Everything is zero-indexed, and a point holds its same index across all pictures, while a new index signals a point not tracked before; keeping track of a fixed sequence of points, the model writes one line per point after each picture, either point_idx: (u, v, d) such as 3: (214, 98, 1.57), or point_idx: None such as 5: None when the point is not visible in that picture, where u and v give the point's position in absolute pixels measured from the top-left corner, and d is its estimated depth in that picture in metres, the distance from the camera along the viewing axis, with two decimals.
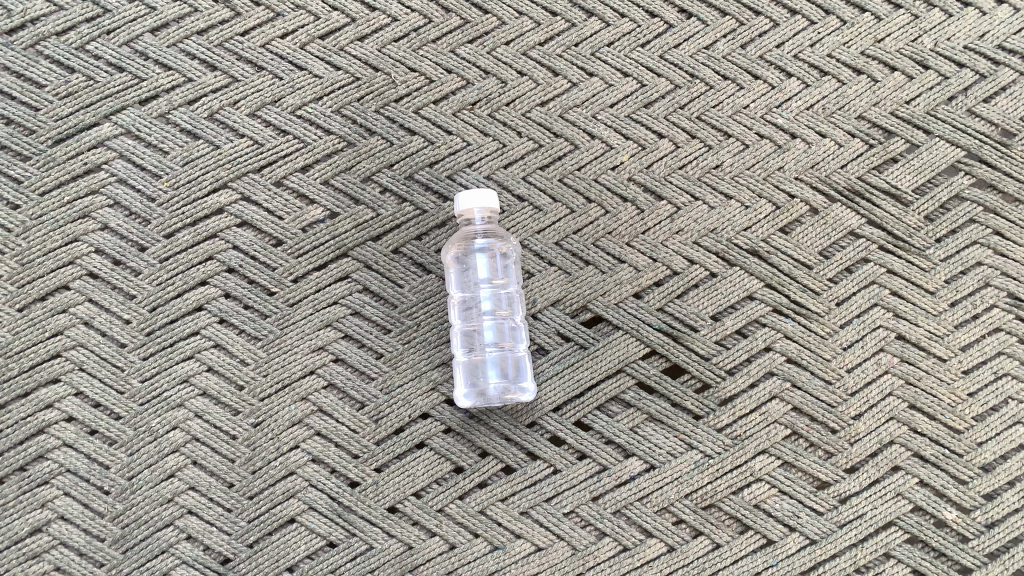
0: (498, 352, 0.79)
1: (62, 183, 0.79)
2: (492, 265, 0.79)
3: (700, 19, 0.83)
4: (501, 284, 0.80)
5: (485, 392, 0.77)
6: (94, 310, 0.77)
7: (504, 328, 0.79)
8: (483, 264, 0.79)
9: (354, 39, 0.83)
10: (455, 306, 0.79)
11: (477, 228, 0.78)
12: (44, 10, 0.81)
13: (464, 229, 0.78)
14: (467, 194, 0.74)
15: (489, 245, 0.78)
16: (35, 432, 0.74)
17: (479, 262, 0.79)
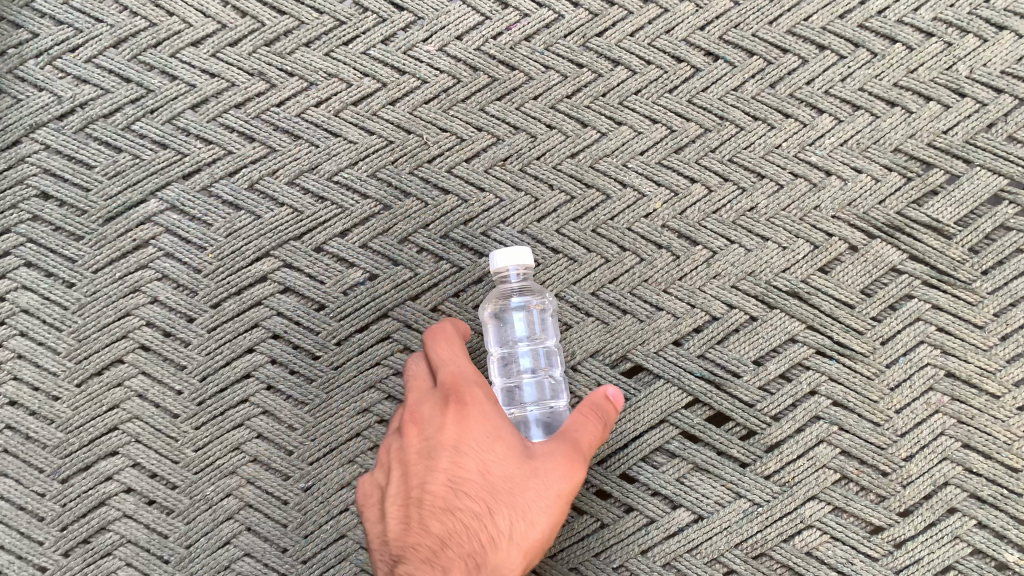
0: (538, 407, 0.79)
1: (114, 260, 0.83)
2: (530, 322, 0.79)
3: (728, 61, 0.83)
4: (540, 339, 0.79)
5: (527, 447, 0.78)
6: (147, 382, 0.81)
7: (544, 383, 0.79)
8: (521, 321, 0.79)
9: (386, 103, 0.84)
10: (494, 363, 0.80)
11: (512, 287, 0.78)
12: (91, 95, 0.85)
13: (500, 288, 0.79)
14: (504, 253, 0.72)
15: (526, 302, 0.78)
16: (97, 504, 0.79)
17: (516, 319, 0.79)
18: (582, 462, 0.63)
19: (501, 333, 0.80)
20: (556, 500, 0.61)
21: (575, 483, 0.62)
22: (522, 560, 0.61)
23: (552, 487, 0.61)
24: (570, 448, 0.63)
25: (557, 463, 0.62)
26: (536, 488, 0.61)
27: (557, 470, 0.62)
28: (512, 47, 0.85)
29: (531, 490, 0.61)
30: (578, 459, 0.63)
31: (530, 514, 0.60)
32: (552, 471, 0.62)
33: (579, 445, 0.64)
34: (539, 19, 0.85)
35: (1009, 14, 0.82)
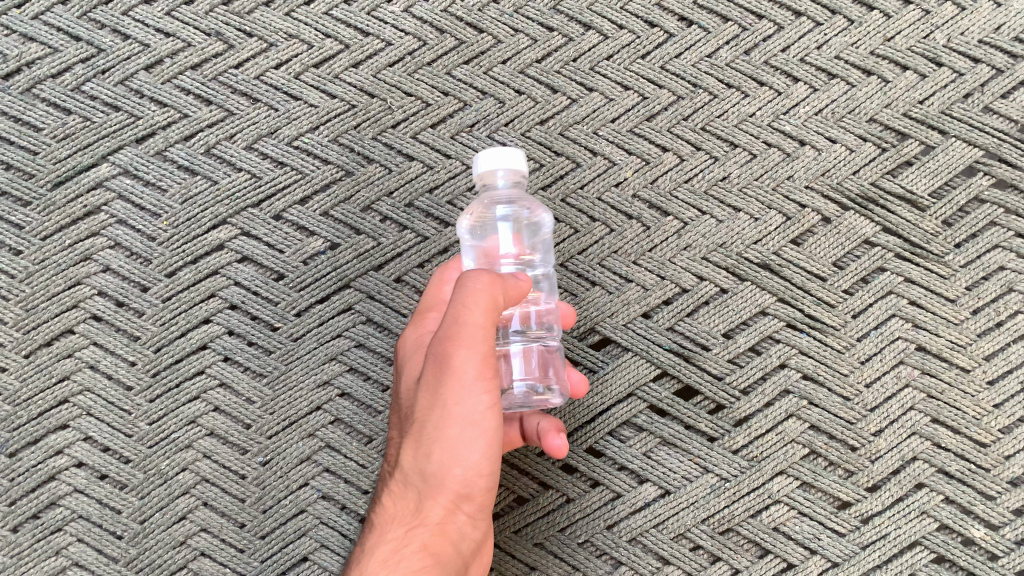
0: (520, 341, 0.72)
1: (63, 227, 0.80)
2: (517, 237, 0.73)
3: (702, 27, 0.81)
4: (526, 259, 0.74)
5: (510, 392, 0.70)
6: (100, 353, 0.78)
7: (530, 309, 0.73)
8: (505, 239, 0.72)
9: (349, 66, 0.81)
10: None
11: (499, 195, 0.71)
12: (38, 53, 0.81)
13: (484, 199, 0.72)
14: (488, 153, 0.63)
15: (514, 212, 0.72)
16: (47, 479, 0.76)
17: (501, 230, 0.72)
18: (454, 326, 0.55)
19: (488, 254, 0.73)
20: (443, 380, 0.55)
21: (455, 354, 0.55)
22: (457, 463, 0.57)
23: (445, 379, 0.55)
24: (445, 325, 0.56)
25: (439, 345, 0.56)
26: (428, 383, 0.57)
27: (439, 350, 0.56)
28: (480, 9, 0.82)
29: (428, 381, 0.57)
30: (455, 330, 0.55)
31: (432, 414, 0.56)
32: (438, 352, 0.56)
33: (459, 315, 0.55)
34: None
35: None
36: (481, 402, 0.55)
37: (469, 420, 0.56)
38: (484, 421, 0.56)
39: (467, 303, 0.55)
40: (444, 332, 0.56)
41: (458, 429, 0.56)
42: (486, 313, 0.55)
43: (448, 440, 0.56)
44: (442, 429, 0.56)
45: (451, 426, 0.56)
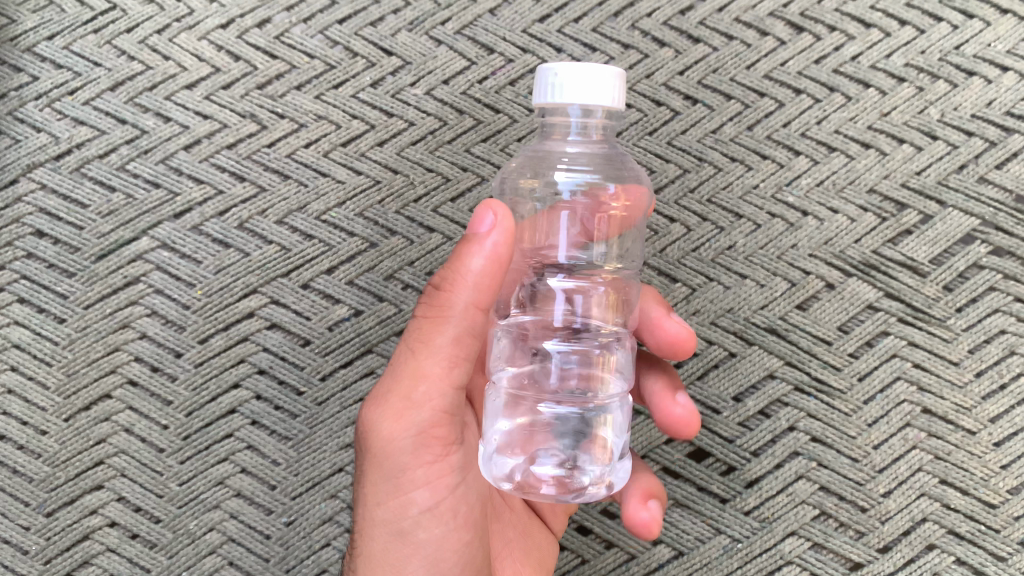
0: (561, 376, 0.65)
1: (105, 296, 0.85)
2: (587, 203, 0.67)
3: (706, 105, 0.85)
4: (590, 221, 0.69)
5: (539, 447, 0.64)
6: (135, 417, 0.82)
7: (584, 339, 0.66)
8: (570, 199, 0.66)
9: (374, 144, 0.86)
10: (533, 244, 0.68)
11: (571, 144, 0.66)
12: (87, 136, 0.87)
13: (552, 142, 0.66)
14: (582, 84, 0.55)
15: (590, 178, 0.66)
16: (81, 537, 0.80)
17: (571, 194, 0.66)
18: (423, 345, 0.59)
19: (537, 202, 0.67)
20: (380, 463, 0.61)
21: (388, 435, 0.60)
22: (393, 552, 0.61)
23: (379, 464, 0.61)
24: (392, 384, 0.61)
25: (378, 424, 0.61)
26: (366, 460, 0.62)
27: (372, 426, 0.61)
28: (496, 91, 0.86)
29: (368, 462, 0.62)
30: (400, 400, 0.60)
31: (368, 500, 0.62)
32: (370, 425, 0.61)
33: (406, 380, 0.60)
34: (523, 64, 0.87)
35: (978, 60, 0.84)
36: (417, 495, 0.61)
37: (406, 515, 0.61)
38: (422, 522, 0.61)
39: (421, 353, 0.59)
40: (383, 405, 0.61)
41: (391, 532, 0.61)
42: (440, 361, 0.59)
43: (382, 526, 0.61)
44: (379, 518, 0.61)
45: (390, 517, 0.61)
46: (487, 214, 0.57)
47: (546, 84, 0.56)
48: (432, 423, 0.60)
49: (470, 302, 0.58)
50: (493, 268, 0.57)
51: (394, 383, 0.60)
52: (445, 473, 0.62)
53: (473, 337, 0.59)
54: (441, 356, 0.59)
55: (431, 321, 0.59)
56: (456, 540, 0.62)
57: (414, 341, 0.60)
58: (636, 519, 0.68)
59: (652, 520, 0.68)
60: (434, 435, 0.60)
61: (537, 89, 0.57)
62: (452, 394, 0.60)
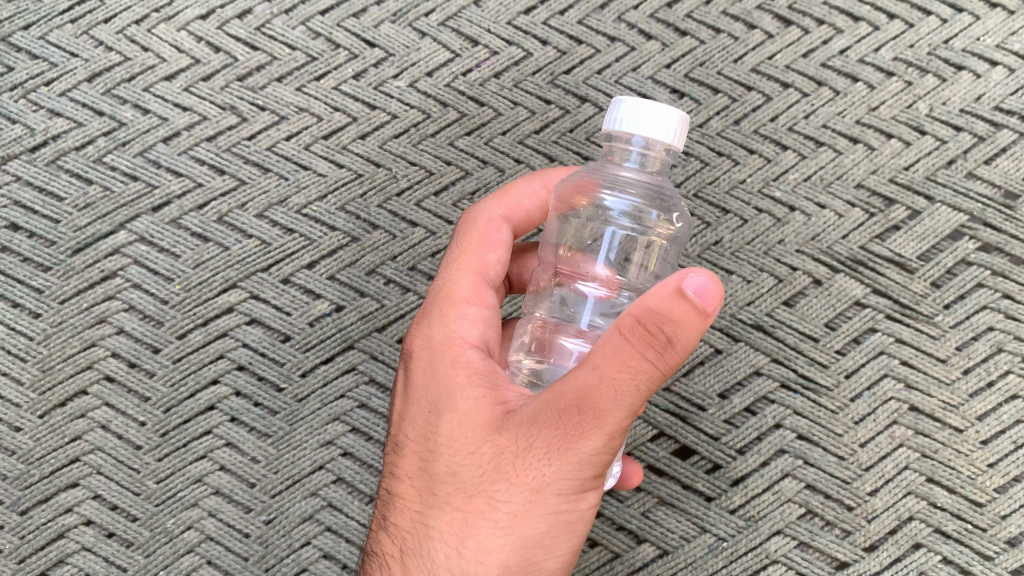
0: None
1: (81, 291, 0.83)
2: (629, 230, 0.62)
3: (693, 98, 0.84)
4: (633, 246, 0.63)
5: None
6: (111, 413, 0.81)
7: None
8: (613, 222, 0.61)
9: (356, 137, 0.84)
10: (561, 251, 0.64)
11: (626, 173, 0.60)
12: (63, 127, 0.86)
13: (609, 163, 0.61)
14: (640, 114, 0.50)
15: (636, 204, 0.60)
16: (56, 536, 0.79)
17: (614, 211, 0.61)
18: (644, 357, 0.45)
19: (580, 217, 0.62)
20: (559, 467, 0.47)
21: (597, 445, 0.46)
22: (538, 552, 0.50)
23: (566, 465, 0.47)
24: (587, 389, 0.45)
25: (572, 428, 0.46)
26: (535, 451, 0.47)
27: (569, 424, 0.46)
28: (481, 84, 0.85)
29: (539, 461, 0.47)
30: (598, 415, 0.45)
31: (526, 493, 0.48)
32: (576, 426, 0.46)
33: (589, 404, 0.45)
34: (508, 56, 0.85)
35: (967, 54, 0.83)
36: (590, 499, 0.50)
37: (570, 513, 0.49)
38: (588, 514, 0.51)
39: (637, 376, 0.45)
40: (576, 407, 0.45)
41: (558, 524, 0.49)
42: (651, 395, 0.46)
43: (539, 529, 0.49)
44: (535, 519, 0.49)
45: (551, 514, 0.49)
46: (697, 274, 0.44)
47: (613, 115, 0.51)
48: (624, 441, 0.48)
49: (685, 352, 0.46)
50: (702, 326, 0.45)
51: (595, 388, 0.45)
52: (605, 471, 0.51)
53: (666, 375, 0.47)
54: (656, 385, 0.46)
55: (641, 347, 0.45)
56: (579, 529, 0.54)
57: (621, 360, 0.45)
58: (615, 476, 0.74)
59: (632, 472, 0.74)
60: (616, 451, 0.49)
61: (607, 117, 0.52)
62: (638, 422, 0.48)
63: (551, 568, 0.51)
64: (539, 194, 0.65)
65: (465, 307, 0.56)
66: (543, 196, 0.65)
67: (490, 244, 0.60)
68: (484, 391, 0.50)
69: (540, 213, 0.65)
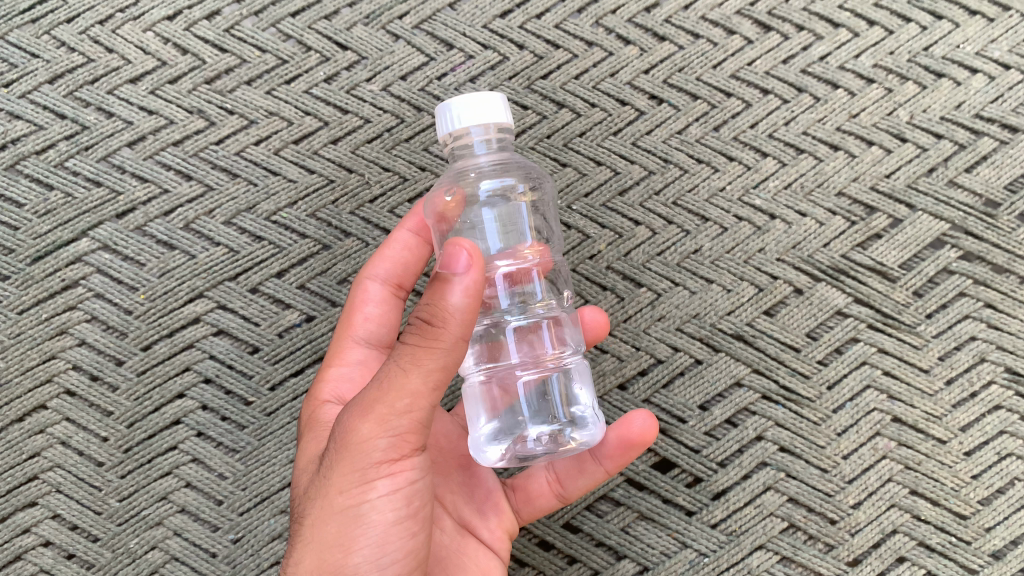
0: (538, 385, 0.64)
1: (40, 301, 0.80)
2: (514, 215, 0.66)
3: (672, 104, 0.82)
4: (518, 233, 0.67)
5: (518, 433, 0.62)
6: (71, 429, 0.78)
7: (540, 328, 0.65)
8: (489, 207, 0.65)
9: (328, 142, 0.82)
10: None
11: (480, 157, 0.64)
12: (23, 131, 0.83)
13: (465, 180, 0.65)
14: (462, 101, 0.56)
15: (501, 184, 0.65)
16: (13, 558, 0.76)
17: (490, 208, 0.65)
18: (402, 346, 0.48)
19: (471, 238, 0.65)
20: (343, 469, 0.50)
21: (361, 433, 0.49)
22: (335, 554, 0.51)
23: (343, 458, 0.50)
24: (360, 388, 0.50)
25: (350, 424, 0.49)
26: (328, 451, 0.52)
27: (348, 430, 0.50)
28: (456, 88, 0.83)
29: (332, 467, 0.51)
30: (365, 399, 0.49)
31: (325, 491, 0.51)
32: (345, 423, 0.50)
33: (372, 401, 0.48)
34: (484, 60, 0.83)
35: (947, 61, 0.82)
36: (375, 487, 0.50)
37: (355, 517, 0.50)
38: (378, 509, 0.51)
39: (396, 370, 0.48)
40: (354, 408, 0.50)
41: (346, 513, 0.50)
42: (429, 381, 0.47)
43: (330, 530, 0.51)
44: (329, 522, 0.51)
45: (344, 523, 0.50)
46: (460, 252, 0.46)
47: (446, 118, 0.57)
48: (411, 431, 0.49)
49: (460, 334, 0.47)
50: (470, 312, 0.47)
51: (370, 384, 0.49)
52: (410, 466, 0.51)
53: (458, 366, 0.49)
54: (433, 374, 0.47)
55: (413, 343, 0.47)
56: (417, 540, 0.53)
57: (393, 362, 0.48)
58: (625, 436, 0.65)
59: (646, 426, 0.65)
60: (411, 440, 0.50)
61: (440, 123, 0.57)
62: (429, 413, 0.49)
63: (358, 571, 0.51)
64: (408, 240, 0.71)
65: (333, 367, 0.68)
66: (415, 245, 0.71)
67: (362, 308, 0.71)
68: None
69: (414, 256, 0.71)
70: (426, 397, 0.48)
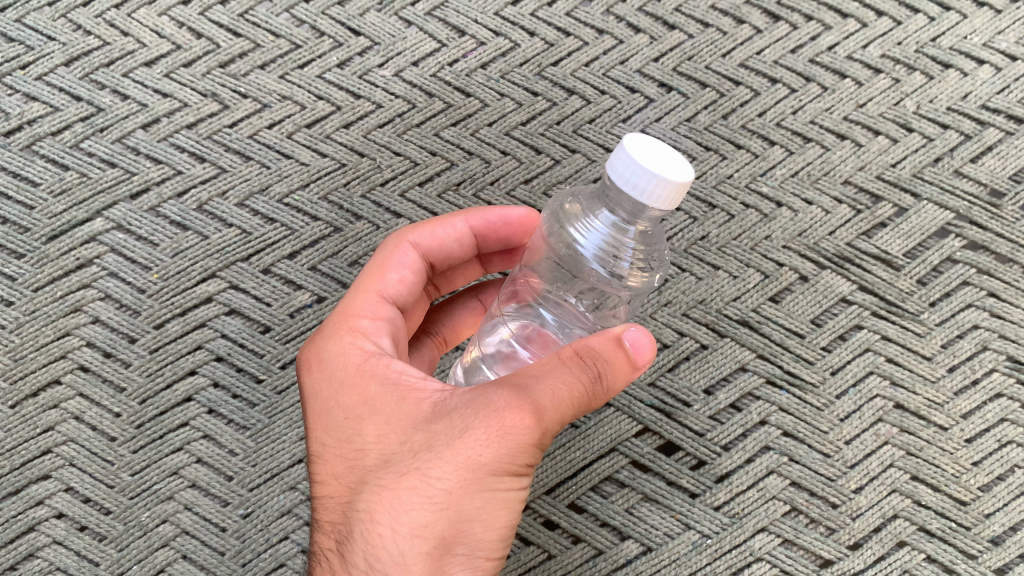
0: None
1: (55, 279, 0.81)
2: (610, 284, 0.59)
3: (680, 93, 0.83)
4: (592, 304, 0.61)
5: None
6: (86, 404, 0.79)
7: None
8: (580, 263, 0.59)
9: (340, 126, 0.83)
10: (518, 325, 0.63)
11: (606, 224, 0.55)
12: (39, 112, 0.84)
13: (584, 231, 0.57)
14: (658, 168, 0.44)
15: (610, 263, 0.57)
16: (26, 530, 0.77)
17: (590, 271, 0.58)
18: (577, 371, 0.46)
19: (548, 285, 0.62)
20: (502, 465, 0.46)
21: (529, 438, 0.46)
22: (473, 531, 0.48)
23: (505, 449, 0.46)
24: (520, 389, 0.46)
25: (513, 418, 0.46)
26: (473, 430, 0.46)
27: (512, 430, 0.46)
28: (467, 74, 0.84)
29: (482, 455, 0.46)
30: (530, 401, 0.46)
31: (461, 472, 0.46)
32: (509, 421, 0.46)
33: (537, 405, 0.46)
34: (495, 47, 0.84)
35: (954, 53, 0.83)
36: (520, 480, 0.49)
37: (483, 512, 0.48)
38: (513, 505, 0.49)
39: (574, 389, 0.46)
40: (518, 404, 0.46)
41: (493, 499, 0.48)
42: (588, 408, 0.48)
43: (472, 510, 0.47)
44: (472, 503, 0.47)
45: (470, 513, 0.47)
46: (633, 329, 0.48)
47: (632, 180, 0.44)
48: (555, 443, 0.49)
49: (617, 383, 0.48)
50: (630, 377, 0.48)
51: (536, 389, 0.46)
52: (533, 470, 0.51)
53: None
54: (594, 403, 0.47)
55: (579, 372, 0.46)
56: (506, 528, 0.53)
57: (562, 371, 0.46)
58: None
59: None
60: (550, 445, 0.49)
61: (617, 169, 0.45)
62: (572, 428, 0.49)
63: (478, 550, 0.49)
64: (460, 231, 0.66)
65: (363, 316, 0.55)
66: (464, 238, 0.66)
67: (396, 266, 0.60)
68: (409, 392, 0.50)
69: (459, 247, 0.66)
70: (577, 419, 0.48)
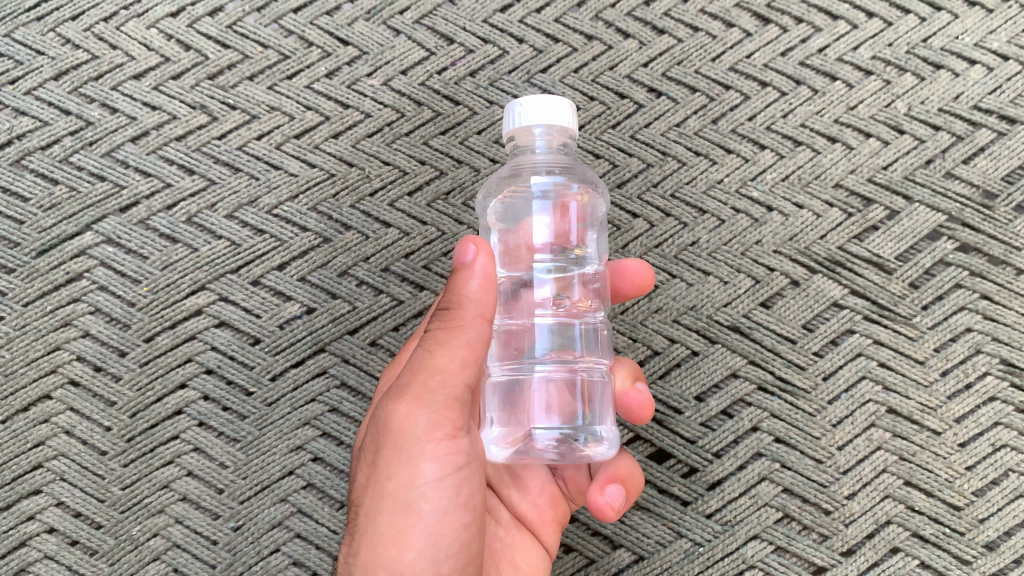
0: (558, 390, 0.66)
1: (45, 294, 0.81)
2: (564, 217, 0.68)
3: (671, 97, 0.82)
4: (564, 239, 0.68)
5: (531, 444, 0.62)
6: (76, 419, 0.79)
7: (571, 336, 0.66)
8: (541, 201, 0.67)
9: (328, 136, 0.83)
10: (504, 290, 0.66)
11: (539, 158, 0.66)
12: (29, 127, 0.84)
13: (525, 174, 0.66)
14: (532, 103, 0.57)
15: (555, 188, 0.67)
16: (17, 545, 0.77)
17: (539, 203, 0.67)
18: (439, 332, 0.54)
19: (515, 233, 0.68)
20: (389, 452, 0.54)
21: (404, 414, 0.54)
22: (388, 518, 0.53)
23: (389, 427, 0.54)
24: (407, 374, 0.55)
25: (394, 400, 0.55)
26: (378, 429, 0.57)
27: (390, 415, 0.54)
28: (456, 82, 0.84)
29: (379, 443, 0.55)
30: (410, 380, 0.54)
31: (370, 463, 0.55)
32: (389, 411, 0.55)
33: (429, 372, 0.54)
34: (483, 55, 0.84)
35: (945, 53, 0.82)
36: (423, 462, 0.53)
37: (409, 491, 0.53)
38: (426, 493, 0.54)
39: (436, 349, 0.53)
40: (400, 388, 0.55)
41: (398, 480, 0.54)
42: (456, 356, 0.53)
43: (383, 494, 0.54)
44: (382, 488, 0.54)
45: (382, 503, 0.54)
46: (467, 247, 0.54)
47: (512, 116, 0.58)
48: (448, 407, 0.54)
49: (480, 312, 0.54)
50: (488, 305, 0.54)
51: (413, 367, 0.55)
52: (457, 453, 0.54)
53: (483, 347, 0.55)
54: (459, 348, 0.53)
55: (440, 329, 0.54)
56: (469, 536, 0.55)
57: (421, 345, 0.54)
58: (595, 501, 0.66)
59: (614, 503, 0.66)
60: (452, 420, 0.54)
61: (506, 118, 0.59)
62: (463, 391, 0.54)
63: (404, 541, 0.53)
64: None
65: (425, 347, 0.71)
66: None
67: None
68: None
69: None
70: (462, 379, 0.54)
